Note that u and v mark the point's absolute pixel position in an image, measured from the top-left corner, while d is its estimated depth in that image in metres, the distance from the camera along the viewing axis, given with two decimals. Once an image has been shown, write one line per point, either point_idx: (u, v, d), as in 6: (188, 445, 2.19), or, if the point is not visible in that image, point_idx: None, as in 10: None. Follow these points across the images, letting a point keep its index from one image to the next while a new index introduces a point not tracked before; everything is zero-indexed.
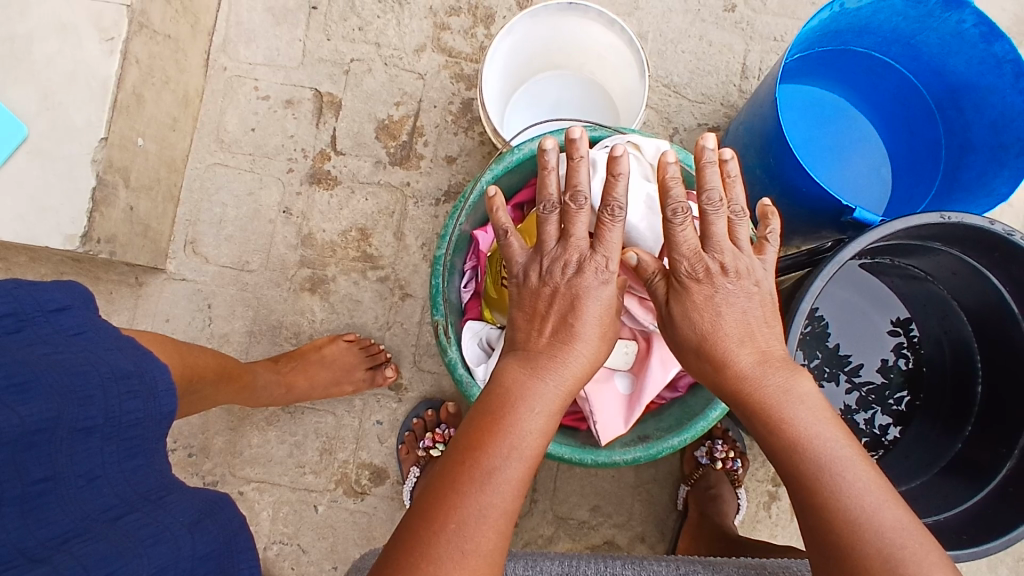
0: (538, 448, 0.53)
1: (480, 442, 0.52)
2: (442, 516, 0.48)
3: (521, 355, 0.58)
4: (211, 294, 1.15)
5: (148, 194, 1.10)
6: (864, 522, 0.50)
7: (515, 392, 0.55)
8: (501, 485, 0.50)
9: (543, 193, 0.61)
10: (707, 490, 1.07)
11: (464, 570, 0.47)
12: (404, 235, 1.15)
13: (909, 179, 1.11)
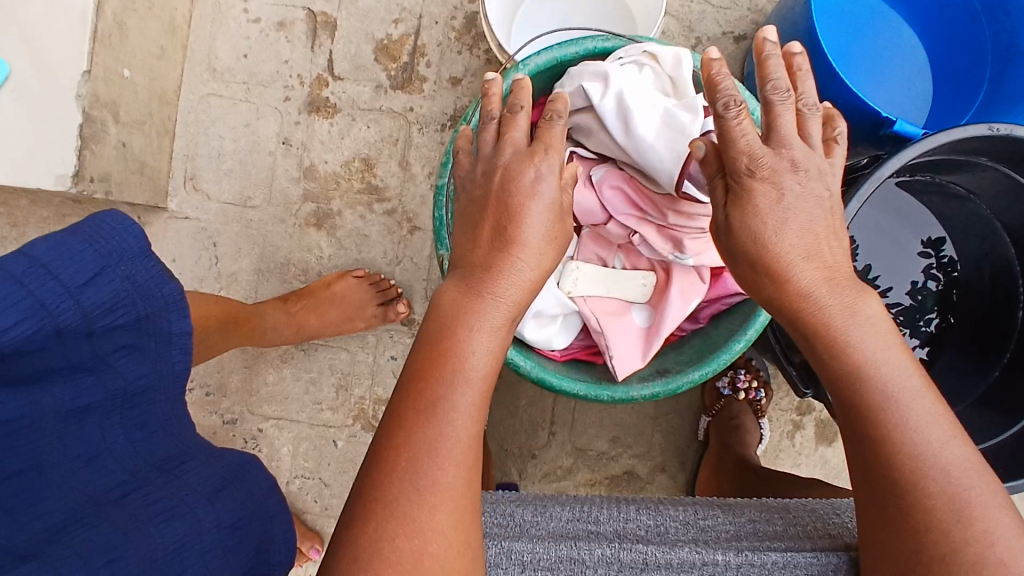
0: (487, 368, 0.50)
1: (429, 375, 0.49)
2: (402, 454, 0.47)
3: (458, 275, 0.53)
4: (215, 232, 1.12)
5: (141, 129, 1.05)
6: (928, 463, 0.49)
7: (450, 315, 0.51)
8: (451, 414, 0.48)
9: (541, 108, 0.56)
10: (730, 420, 1.06)
11: (426, 507, 0.46)
12: (410, 164, 1.09)
13: (950, 89, 1.01)
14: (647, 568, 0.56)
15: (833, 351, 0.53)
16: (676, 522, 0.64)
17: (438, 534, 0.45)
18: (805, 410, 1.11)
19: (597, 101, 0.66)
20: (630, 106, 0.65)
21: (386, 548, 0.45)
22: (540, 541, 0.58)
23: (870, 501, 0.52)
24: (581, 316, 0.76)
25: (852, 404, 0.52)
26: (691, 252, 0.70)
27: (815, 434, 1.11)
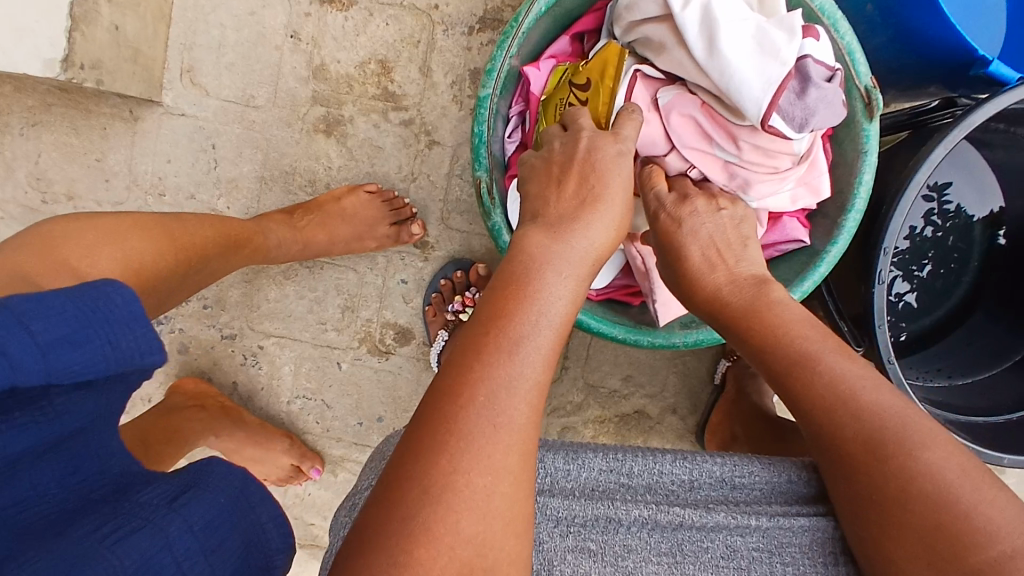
0: (566, 315, 0.47)
1: (501, 319, 0.45)
2: (467, 397, 0.42)
3: (542, 221, 0.50)
4: (214, 133, 1.03)
5: (134, 10, 0.94)
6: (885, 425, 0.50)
7: (540, 255, 0.47)
8: (528, 354, 0.44)
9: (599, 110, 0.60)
10: (749, 367, 1.03)
11: (497, 446, 0.41)
12: (431, 71, 0.99)
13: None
14: (683, 529, 0.58)
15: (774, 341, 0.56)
16: (710, 479, 0.62)
17: (497, 477, 0.41)
18: None
19: (678, 12, 0.61)
20: (715, 16, 0.60)
21: (447, 493, 0.40)
22: (581, 499, 0.59)
23: (843, 478, 0.52)
24: (625, 252, 0.70)
25: (804, 393, 0.54)
26: (757, 193, 0.65)
27: None
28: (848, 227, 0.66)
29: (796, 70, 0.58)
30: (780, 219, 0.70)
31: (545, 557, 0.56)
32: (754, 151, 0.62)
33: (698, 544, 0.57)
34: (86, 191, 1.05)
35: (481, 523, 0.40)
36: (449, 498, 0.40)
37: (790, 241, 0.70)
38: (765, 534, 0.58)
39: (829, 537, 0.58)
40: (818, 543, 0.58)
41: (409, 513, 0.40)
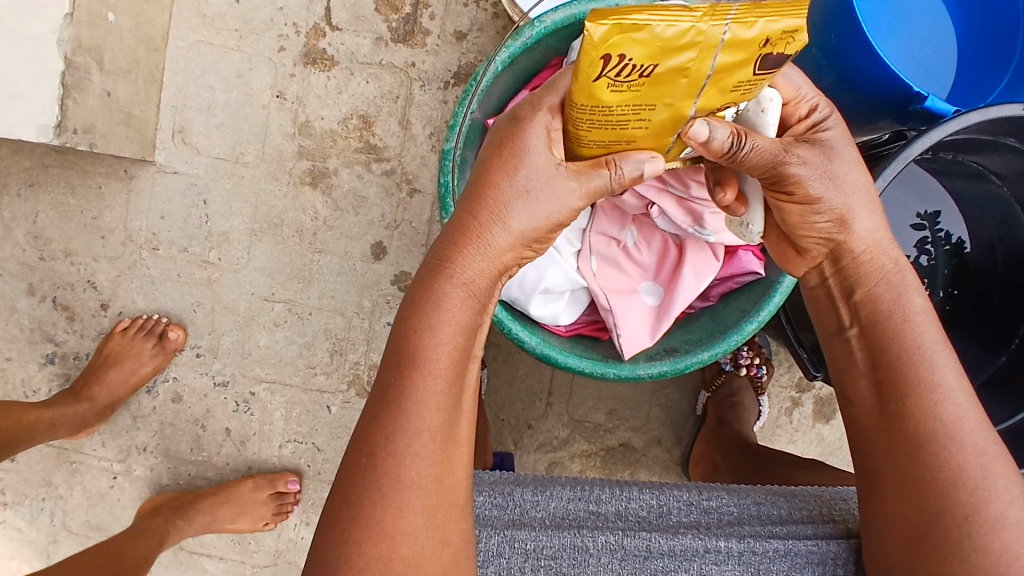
0: (449, 350, 0.52)
1: (393, 364, 0.52)
2: (379, 440, 0.50)
3: (449, 248, 0.54)
4: (205, 188, 1.08)
5: (126, 77, 1.00)
6: (944, 433, 0.54)
7: (422, 300, 0.53)
8: (411, 407, 0.50)
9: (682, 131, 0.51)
10: (729, 397, 1.05)
11: (388, 507, 0.49)
12: (410, 123, 1.05)
13: (980, 66, 0.95)
14: (651, 556, 0.59)
15: (892, 334, 0.57)
16: (679, 503, 0.65)
17: (388, 544, 0.49)
18: (804, 387, 1.10)
19: None
20: None
21: (370, 539, 0.49)
22: (549, 529, 0.60)
23: (886, 460, 0.57)
24: (589, 291, 0.75)
25: (915, 390, 0.56)
26: (712, 227, 0.68)
27: (814, 412, 1.10)
28: None
29: None
30: (735, 251, 0.73)
31: None
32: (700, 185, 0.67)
33: (668, 571, 0.59)
34: (83, 247, 1.10)
35: (408, 568, 0.49)
36: (369, 540, 0.49)
37: (747, 273, 0.73)
38: (738, 561, 0.59)
39: (801, 559, 0.60)
40: (791, 565, 0.60)
41: (339, 549, 0.49)
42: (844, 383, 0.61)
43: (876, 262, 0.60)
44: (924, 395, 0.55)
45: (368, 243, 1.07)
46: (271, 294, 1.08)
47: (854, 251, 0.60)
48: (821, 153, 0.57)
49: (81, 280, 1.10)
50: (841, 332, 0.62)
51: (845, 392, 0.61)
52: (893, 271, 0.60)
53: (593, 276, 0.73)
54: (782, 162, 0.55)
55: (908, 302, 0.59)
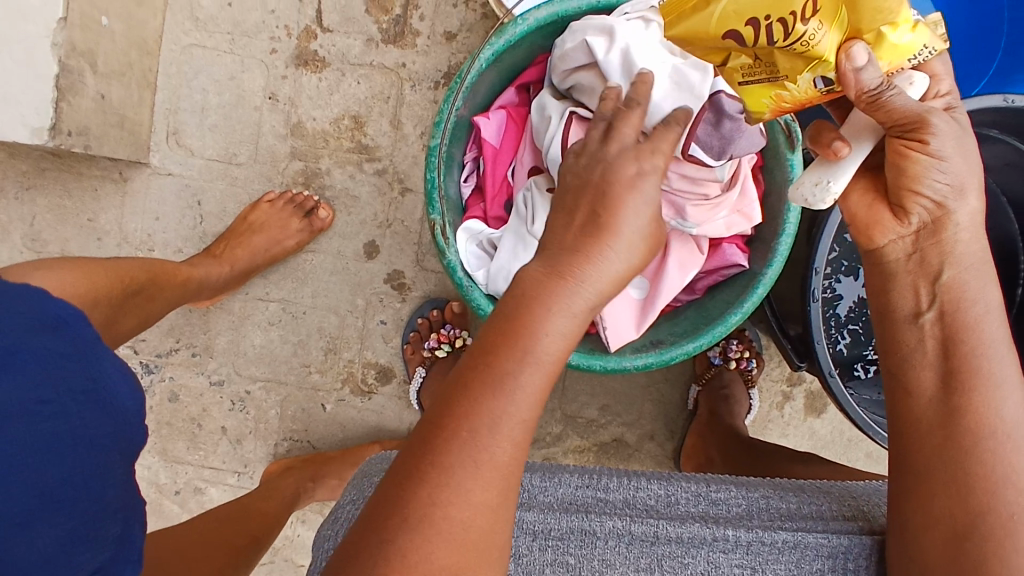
0: (561, 353, 0.47)
1: (500, 339, 0.46)
2: (469, 416, 0.44)
3: (560, 230, 0.49)
4: (200, 190, 1.09)
5: (120, 79, 1.01)
6: (1002, 430, 0.58)
7: (545, 283, 0.47)
8: (517, 395, 0.45)
9: (841, 50, 0.50)
10: (720, 390, 1.06)
11: (466, 487, 0.44)
12: (401, 123, 1.06)
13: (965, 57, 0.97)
14: (658, 542, 0.60)
15: (962, 326, 0.60)
16: (688, 493, 0.66)
17: (462, 524, 0.44)
18: (795, 381, 1.11)
19: (602, 56, 0.66)
20: (635, 60, 0.64)
21: (439, 514, 0.43)
22: (555, 512, 0.61)
23: (935, 453, 0.59)
24: None
25: (970, 383, 0.59)
26: (693, 219, 0.71)
27: (805, 405, 1.11)
28: (781, 250, 0.72)
29: (709, 105, 0.64)
30: (719, 246, 0.75)
31: (523, 569, 0.59)
32: (682, 182, 0.69)
33: (675, 557, 0.60)
34: (79, 249, 1.11)
35: (471, 552, 0.44)
36: (436, 516, 0.43)
37: (732, 265, 0.75)
38: (746, 551, 0.60)
39: (810, 551, 0.60)
40: (799, 557, 0.60)
41: (403, 513, 0.43)
42: (903, 374, 0.64)
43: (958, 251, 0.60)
44: (988, 391, 0.58)
45: (361, 242, 1.08)
46: (265, 294, 1.09)
47: (948, 227, 0.60)
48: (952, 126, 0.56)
49: None
50: (914, 319, 0.63)
51: (903, 381, 0.64)
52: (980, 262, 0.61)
53: None
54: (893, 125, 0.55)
55: (987, 295, 0.61)
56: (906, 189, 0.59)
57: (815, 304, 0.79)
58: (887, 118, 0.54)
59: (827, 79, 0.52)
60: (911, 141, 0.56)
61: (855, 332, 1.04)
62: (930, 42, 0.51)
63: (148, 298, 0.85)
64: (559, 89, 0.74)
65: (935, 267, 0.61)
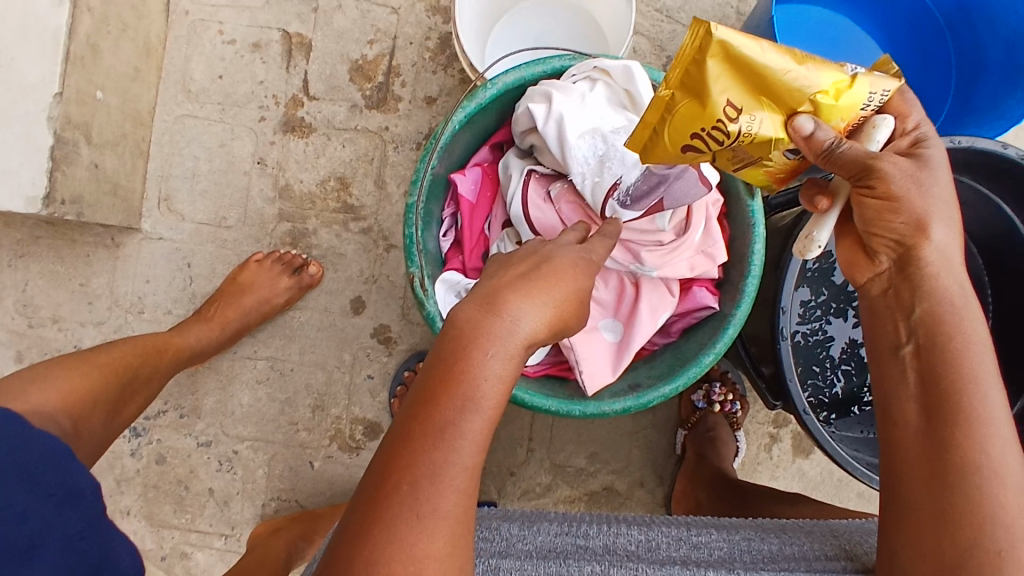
0: (498, 397, 0.53)
1: (438, 390, 0.52)
2: (415, 459, 0.49)
3: (480, 296, 0.58)
4: (190, 253, 1.12)
5: (114, 150, 1.05)
6: (989, 466, 0.57)
7: (471, 334, 0.54)
8: (457, 441, 0.50)
9: (787, 128, 0.62)
10: (706, 432, 1.06)
11: (422, 530, 0.47)
12: (385, 183, 1.10)
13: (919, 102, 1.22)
14: None
15: (948, 359, 0.61)
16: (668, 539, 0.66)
17: (423, 563, 0.47)
18: (781, 422, 1.12)
19: (541, 127, 0.78)
20: (566, 130, 0.77)
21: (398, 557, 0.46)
22: (533, 559, 0.61)
23: (925, 485, 0.59)
24: None
25: (954, 416, 0.59)
26: (651, 263, 0.80)
27: (793, 446, 1.11)
28: (749, 292, 0.79)
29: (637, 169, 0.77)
30: (691, 289, 0.83)
31: None
32: (631, 230, 0.80)
33: None
34: (71, 313, 1.13)
35: None
36: (397, 558, 0.46)
37: (703, 308, 0.83)
38: None
39: None
40: None
41: (360, 562, 0.46)
42: (891, 407, 0.65)
43: (940, 282, 0.64)
44: (973, 427, 0.58)
45: (347, 298, 1.10)
46: (252, 353, 1.11)
47: (923, 260, 0.64)
48: (917, 174, 0.63)
49: (68, 345, 1.12)
50: (896, 352, 0.66)
51: (890, 413, 0.65)
52: (959, 295, 0.64)
53: None
54: (857, 175, 0.63)
55: (970, 330, 0.62)
56: (877, 238, 0.67)
57: (785, 343, 0.83)
58: (847, 170, 0.63)
59: (789, 151, 0.64)
60: (868, 195, 0.64)
61: (848, 372, 1.06)
62: (866, 88, 0.62)
63: (144, 380, 0.91)
64: (522, 148, 0.85)
65: (910, 303, 0.65)
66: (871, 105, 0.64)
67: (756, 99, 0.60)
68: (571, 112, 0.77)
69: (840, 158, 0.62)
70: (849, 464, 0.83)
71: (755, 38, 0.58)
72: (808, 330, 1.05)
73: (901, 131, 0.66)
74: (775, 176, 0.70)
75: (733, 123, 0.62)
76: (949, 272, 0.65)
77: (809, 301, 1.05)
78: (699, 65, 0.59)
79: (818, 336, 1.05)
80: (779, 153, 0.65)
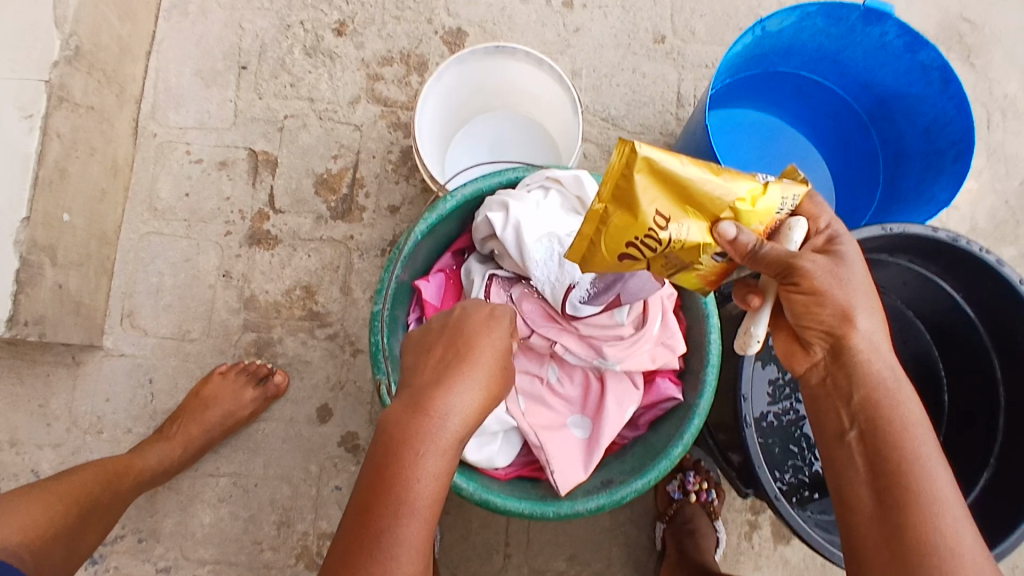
0: (429, 498, 0.60)
1: (375, 502, 0.59)
2: (360, 568, 0.57)
3: (407, 397, 0.65)
4: (152, 368, 1.17)
5: (78, 269, 1.11)
6: (945, 546, 0.60)
7: (401, 441, 0.61)
8: (394, 547, 0.58)
9: (713, 234, 0.65)
10: (685, 525, 1.04)
11: None
12: (351, 289, 1.18)
13: (855, 188, 1.32)
14: None
15: (890, 443, 0.65)
16: None
17: None
18: (759, 509, 1.11)
19: (500, 232, 0.82)
20: (523, 234, 0.81)
21: None
22: None
23: (890, 573, 0.62)
24: (524, 433, 0.87)
25: (904, 500, 0.63)
26: (614, 357, 0.84)
27: (773, 533, 1.10)
28: (710, 381, 0.83)
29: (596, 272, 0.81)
30: (655, 381, 0.88)
31: None
32: (592, 325, 0.85)
33: None
34: (29, 435, 1.14)
35: None
36: None
37: (667, 398, 0.87)
38: None
39: None
40: None
41: None
42: (845, 492, 0.68)
43: (872, 365, 0.68)
44: (924, 507, 0.62)
45: (313, 406, 1.15)
46: (215, 469, 1.13)
47: (854, 348, 0.68)
48: (833, 265, 0.66)
49: (24, 470, 1.13)
50: (842, 439, 0.69)
51: (845, 499, 0.68)
52: (892, 379, 0.68)
53: (523, 415, 0.86)
54: (783, 272, 0.66)
55: (906, 413, 0.67)
56: (810, 332, 0.69)
57: (751, 430, 0.85)
58: (772, 269, 0.66)
59: (718, 255, 0.67)
60: (797, 292, 0.67)
61: None
62: (780, 195, 0.66)
63: (104, 506, 0.96)
64: (483, 253, 0.89)
65: (848, 391, 0.69)
66: (785, 210, 0.67)
67: (682, 208, 0.64)
68: (527, 217, 0.81)
69: (764, 257, 0.65)
70: (826, 549, 0.83)
71: (673, 154, 0.63)
72: (781, 409, 1.08)
73: (815, 230, 0.69)
74: (708, 279, 0.72)
75: (663, 231, 0.65)
76: (879, 356, 0.68)
77: (779, 380, 1.09)
78: (628, 178, 0.63)
79: (790, 415, 1.09)
80: (708, 258, 0.67)
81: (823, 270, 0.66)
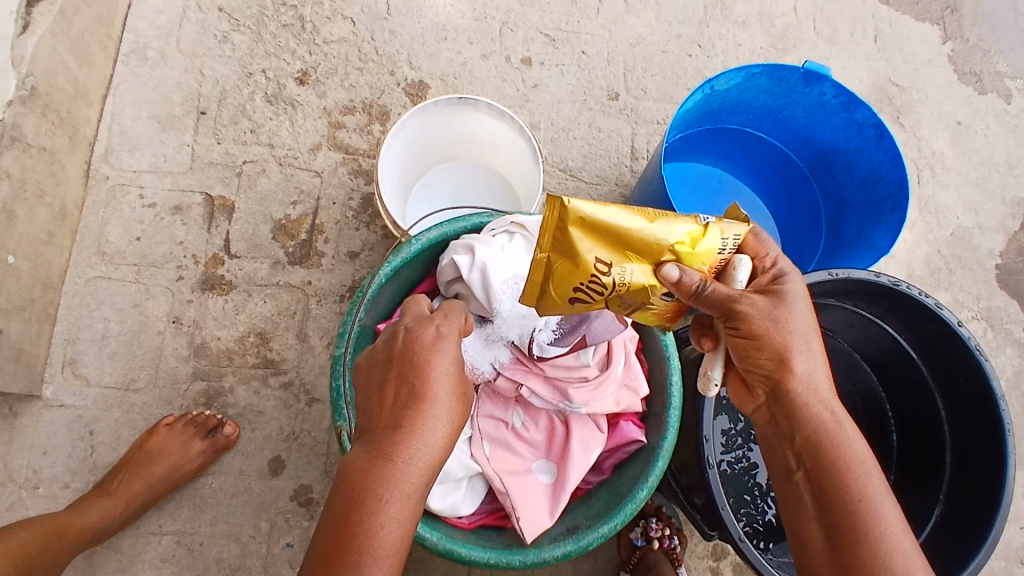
0: (394, 544, 0.61)
1: (340, 552, 0.60)
2: None
3: (369, 441, 0.66)
4: (92, 420, 1.19)
5: (21, 314, 1.14)
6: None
7: (365, 488, 0.62)
8: None
9: (657, 276, 0.70)
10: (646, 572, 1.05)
11: None
12: (308, 336, 1.25)
13: (801, 236, 1.39)
14: None
15: (835, 482, 0.70)
16: None
17: None
18: (720, 555, 1.14)
19: (466, 274, 0.84)
20: (490, 278, 0.83)
21: None
22: None
23: None
24: (490, 478, 0.89)
25: (853, 537, 0.67)
26: (579, 400, 0.89)
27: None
28: (672, 423, 0.86)
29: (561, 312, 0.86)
30: (619, 425, 0.92)
31: None
32: (558, 367, 0.89)
33: None
34: None
35: None
36: None
37: (631, 441, 0.91)
38: None
39: None
40: None
41: None
42: (797, 528, 0.72)
43: (811, 407, 0.73)
44: (873, 544, 0.66)
45: (265, 458, 1.19)
46: (157, 527, 1.15)
47: (793, 390, 0.73)
48: (778, 308, 0.73)
49: None
50: (789, 477, 0.74)
51: (799, 536, 0.72)
52: (832, 420, 0.73)
53: (488, 460, 0.89)
54: (728, 310, 0.72)
55: (850, 448, 0.71)
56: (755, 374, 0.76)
57: (713, 471, 0.86)
58: (716, 310, 0.72)
59: (665, 294, 0.72)
60: (740, 331, 0.73)
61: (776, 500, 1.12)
62: (719, 236, 0.72)
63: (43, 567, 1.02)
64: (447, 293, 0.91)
65: (791, 430, 0.74)
66: (727, 249, 0.74)
67: (623, 255, 0.69)
68: (494, 261, 0.83)
69: (707, 297, 0.70)
70: None
71: (605, 206, 0.67)
72: (733, 459, 1.12)
73: (763, 267, 0.77)
74: (664, 317, 0.78)
75: (607, 275, 0.69)
76: (817, 398, 0.74)
77: (733, 429, 1.13)
78: (564, 232, 0.68)
79: (744, 464, 1.12)
80: (657, 297, 0.73)
81: (765, 311, 0.72)
